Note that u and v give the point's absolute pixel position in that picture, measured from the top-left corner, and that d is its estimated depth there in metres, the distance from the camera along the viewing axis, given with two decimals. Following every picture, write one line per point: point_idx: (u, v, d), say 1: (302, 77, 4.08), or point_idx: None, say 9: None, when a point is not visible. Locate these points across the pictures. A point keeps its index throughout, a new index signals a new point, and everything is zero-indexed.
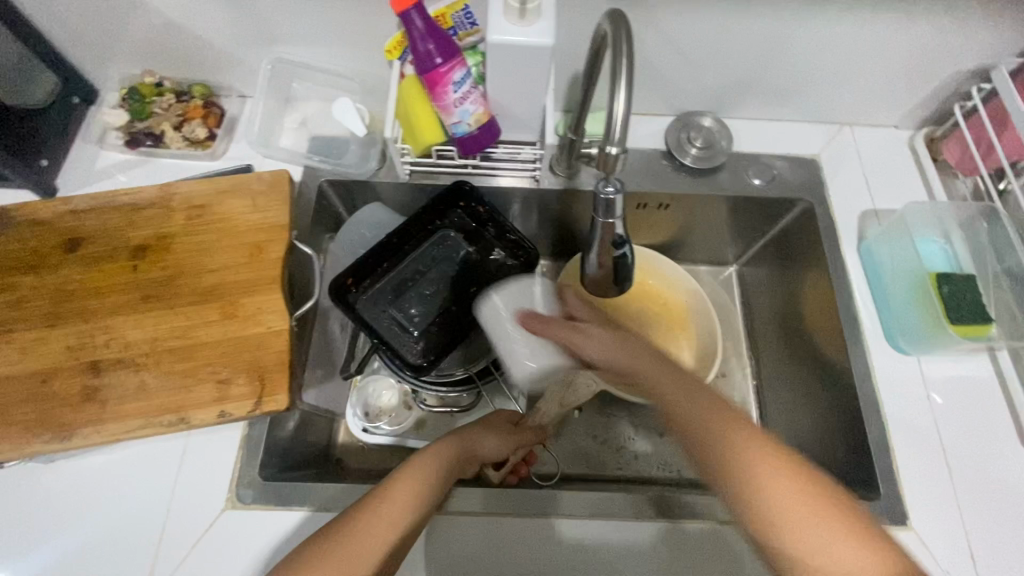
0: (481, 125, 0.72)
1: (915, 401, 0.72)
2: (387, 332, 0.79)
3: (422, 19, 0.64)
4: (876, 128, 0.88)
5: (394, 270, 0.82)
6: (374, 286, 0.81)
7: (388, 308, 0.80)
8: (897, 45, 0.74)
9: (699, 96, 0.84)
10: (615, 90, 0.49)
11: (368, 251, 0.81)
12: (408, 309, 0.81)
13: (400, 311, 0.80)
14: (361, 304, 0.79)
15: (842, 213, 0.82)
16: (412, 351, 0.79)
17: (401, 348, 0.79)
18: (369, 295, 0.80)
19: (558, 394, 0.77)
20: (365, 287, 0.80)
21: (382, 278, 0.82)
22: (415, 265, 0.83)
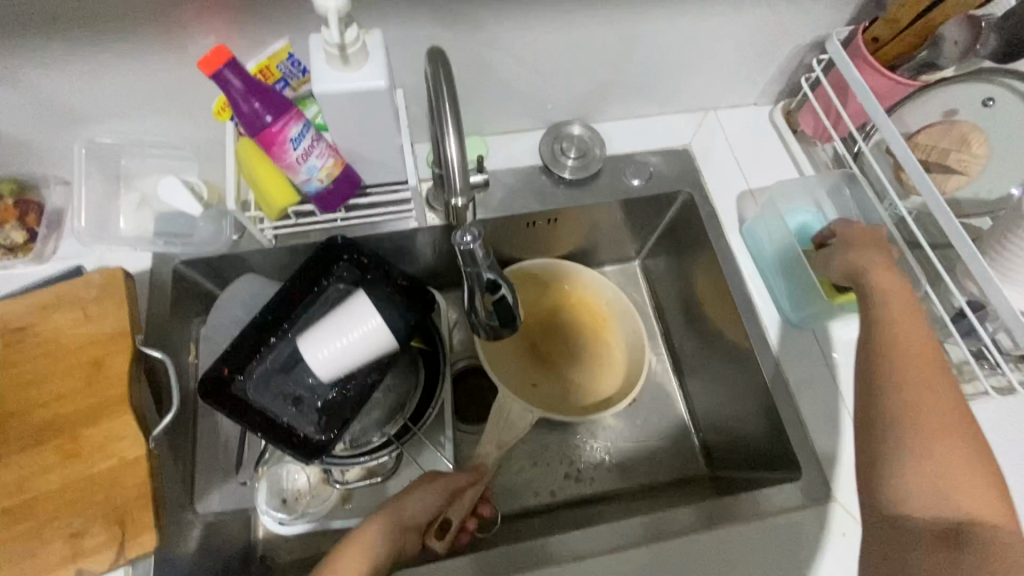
0: (335, 177, 0.67)
1: (818, 371, 0.75)
2: (286, 413, 0.70)
3: (240, 78, 0.58)
4: (738, 108, 0.90)
5: (283, 341, 0.74)
6: (263, 365, 0.72)
7: (280, 387, 0.71)
8: (736, 31, 0.76)
9: (563, 105, 0.83)
10: (446, 138, 0.47)
11: (247, 330, 0.73)
12: (306, 380, 0.72)
13: (297, 386, 0.71)
14: (251, 392, 0.70)
15: (723, 198, 0.84)
16: (319, 427, 0.70)
17: (305, 427, 0.70)
18: (258, 376, 0.71)
19: (495, 434, 0.78)
20: (251, 372, 0.71)
21: (267, 356, 0.73)
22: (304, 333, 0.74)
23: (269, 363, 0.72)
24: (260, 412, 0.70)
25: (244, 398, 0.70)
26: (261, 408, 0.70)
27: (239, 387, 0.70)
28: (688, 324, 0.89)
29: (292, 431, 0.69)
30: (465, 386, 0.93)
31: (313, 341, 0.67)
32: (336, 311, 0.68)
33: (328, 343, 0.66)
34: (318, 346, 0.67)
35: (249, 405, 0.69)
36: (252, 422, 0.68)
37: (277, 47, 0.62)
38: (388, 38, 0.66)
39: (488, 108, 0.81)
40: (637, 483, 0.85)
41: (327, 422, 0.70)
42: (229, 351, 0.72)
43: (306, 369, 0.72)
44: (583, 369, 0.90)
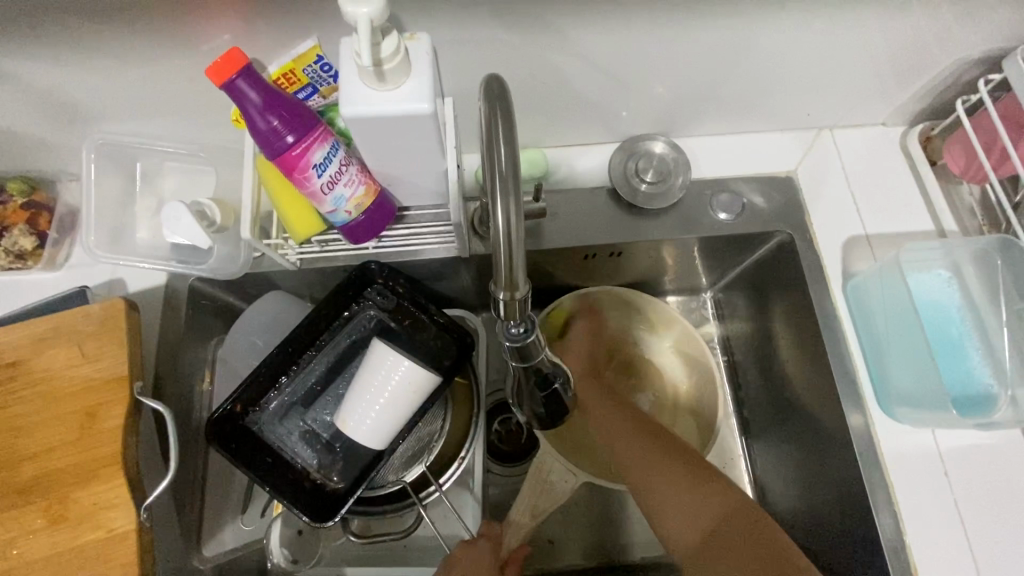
0: (366, 208, 0.57)
1: (933, 480, 0.59)
2: (300, 453, 0.64)
3: (256, 89, 0.47)
4: (862, 128, 0.73)
5: (304, 373, 0.66)
6: (280, 399, 0.65)
7: (299, 425, 0.65)
8: (878, 40, 0.59)
9: (644, 116, 0.68)
10: (496, 179, 0.34)
11: (262, 363, 0.65)
12: (324, 417, 0.65)
13: (315, 422, 0.65)
14: (265, 426, 0.64)
15: (830, 242, 0.68)
16: (335, 472, 0.63)
17: (320, 470, 0.63)
18: (274, 411, 0.65)
19: (530, 499, 0.71)
20: (268, 405, 0.65)
21: (288, 389, 0.66)
22: (328, 365, 0.67)
23: (289, 395, 0.66)
24: (272, 449, 0.63)
25: (257, 436, 0.63)
26: (275, 446, 0.64)
27: (251, 423, 0.64)
28: (762, 386, 0.75)
29: (304, 474, 0.63)
30: (498, 423, 0.82)
31: (350, 415, 0.60)
32: (360, 372, 0.61)
33: (369, 413, 0.59)
34: (360, 418, 0.60)
35: (261, 442, 0.63)
36: (262, 464, 0.62)
37: (305, 47, 0.50)
38: (442, 40, 0.54)
39: (555, 118, 0.68)
40: (679, 553, 0.75)
41: (343, 469, 0.63)
42: (244, 385, 0.64)
43: (326, 405, 0.65)
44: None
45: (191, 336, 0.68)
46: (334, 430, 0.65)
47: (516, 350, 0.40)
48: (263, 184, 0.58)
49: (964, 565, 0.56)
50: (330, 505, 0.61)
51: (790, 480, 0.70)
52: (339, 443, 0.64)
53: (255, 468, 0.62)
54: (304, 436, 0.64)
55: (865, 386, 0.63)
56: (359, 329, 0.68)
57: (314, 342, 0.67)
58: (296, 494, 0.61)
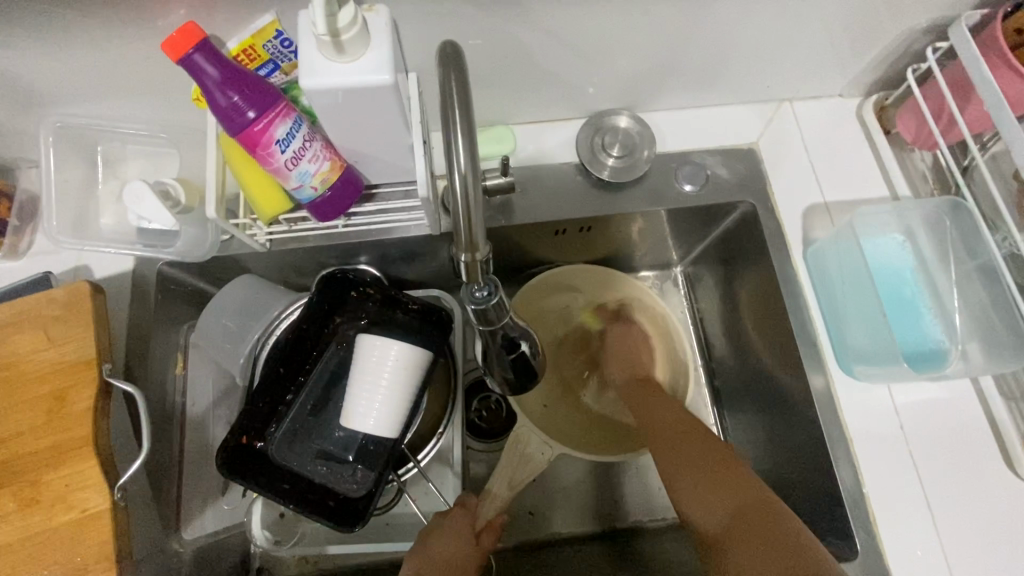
0: (333, 183, 0.57)
1: (890, 435, 0.62)
2: (317, 473, 0.65)
3: (215, 64, 0.47)
4: (820, 99, 0.75)
5: (303, 393, 0.68)
6: (284, 425, 0.67)
7: (308, 445, 0.66)
8: (828, 12, 0.61)
9: (609, 91, 0.69)
10: (450, 141, 0.34)
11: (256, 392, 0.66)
12: (333, 433, 0.67)
13: (325, 441, 0.67)
14: (275, 453, 0.65)
15: (791, 211, 0.70)
16: (355, 482, 0.64)
17: (338, 485, 0.64)
18: (281, 437, 0.66)
19: (508, 470, 0.72)
20: (271, 433, 0.66)
21: (288, 412, 0.67)
22: (323, 383, 0.69)
23: (291, 418, 0.67)
24: (289, 476, 0.64)
25: (274, 464, 0.65)
26: (291, 472, 0.64)
27: (266, 454, 0.65)
28: (729, 354, 0.78)
29: (325, 491, 0.64)
30: (477, 402, 0.83)
31: (353, 410, 0.61)
32: (353, 370, 0.62)
33: (372, 407, 0.60)
34: (363, 414, 0.61)
35: (275, 470, 0.64)
36: (281, 489, 0.63)
37: (263, 22, 0.50)
38: (401, 14, 0.54)
39: (519, 93, 0.68)
40: (660, 518, 0.77)
41: (366, 477, 0.64)
42: (244, 417, 0.65)
43: (332, 423, 0.67)
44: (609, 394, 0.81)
45: (161, 322, 0.67)
46: (350, 443, 0.66)
47: (480, 314, 0.41)
48: (227, 164, 0.58)
49: (918, 513, 0.59)
50: (358, 514, 0.61)
51: (759, 443, 0.73)
52: (350, 454, 0.66)
53: (280, 494, 0.62)
54: (317, 455, 0.66)
55: (827, 349, 0.66)
56: (345, 339, 0.70)
57: (300, 352, 0.69)
58: (323, 509, 0.62)
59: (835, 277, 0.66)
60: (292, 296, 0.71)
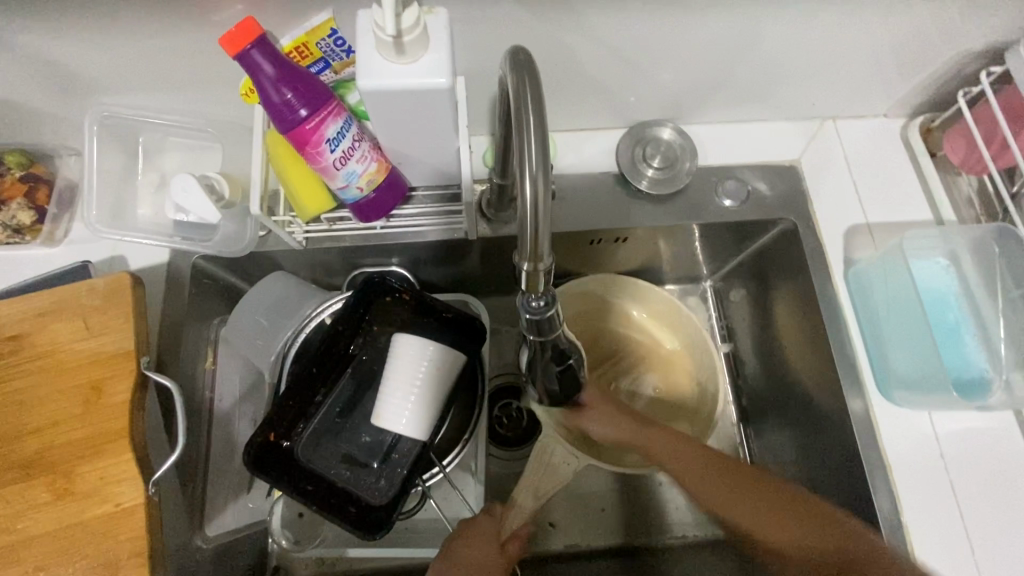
0: (377, 184, 0.57)
1: (930, 463, 0.61)
2: (342, 476, 0.64)
3: (271, 61, 0.46)
4: (863, 119, 0.74)
5: (334, 393, 0.68)
6: (312, 425, 0.66)
7: (335, 448, 0.66)
8: (883, 31, 0.60)
9: (652, 102, 0.69)
10: (523, 149, 0.34)
11: (286, 390, 0.65)
12: (360, 437, 0.66)
13: (352, 445, 0.66)
14: (302, 453, 0.65)
15: (832, 230, 0.69)
16: (380, 488, 0.64)
17: (364, 490, 0.64)
18: (309, 438, 0.66)
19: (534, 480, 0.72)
20: (299, 433, 0.65)
21: (317, 413, 0.67)
22: (354, 386, 0.69)
23: (319, 419, 0.67)
24: (314, 477, 0.64)
25: (299, 464, 0.64)
26: (316, 474, 0.64)
27: (292, 453, 0.64)
28: (760, 372, 0.77)
29: (349, 495, 0.63)
30: (499, 409, 0.82)
31: (386, 409, 0.62)
32: (388, 371, 0.63)
33: (406, 406, 0.62)
34: (396, 414, 0.62)
35: (301, 471, 0.64)
36: (305, 490, 0.62)
37: (319, 20, 0.50)
38: (456, 17, 0.54)
39: (562, 101, 0.68)
40: (680, 535, 0.76)
41: (391, 484, 0.64)
42: (273, 414, 0.64)
43: (359, 427, 0.67)
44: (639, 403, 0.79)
45: (193, 315, 0.67)
46: (376, 449, 0.66)
47: (534, 323, 0.40)
48: (271, 160, 0.57)
49: (958, 546, 0.58)
50: (381, 522, 0.61)
51: (789, 465, 0.72)
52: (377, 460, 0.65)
53: (303, 496, 0.62)
54: (343, 459, 0.65)
55: (865, 371, 0.64)
56: (377, 344, 0.70)
57: (331, 351, 0.68)
58: (347, 515, 0.61)
59: (879, 300, 0.65)
60: (325, 295, 0.71)
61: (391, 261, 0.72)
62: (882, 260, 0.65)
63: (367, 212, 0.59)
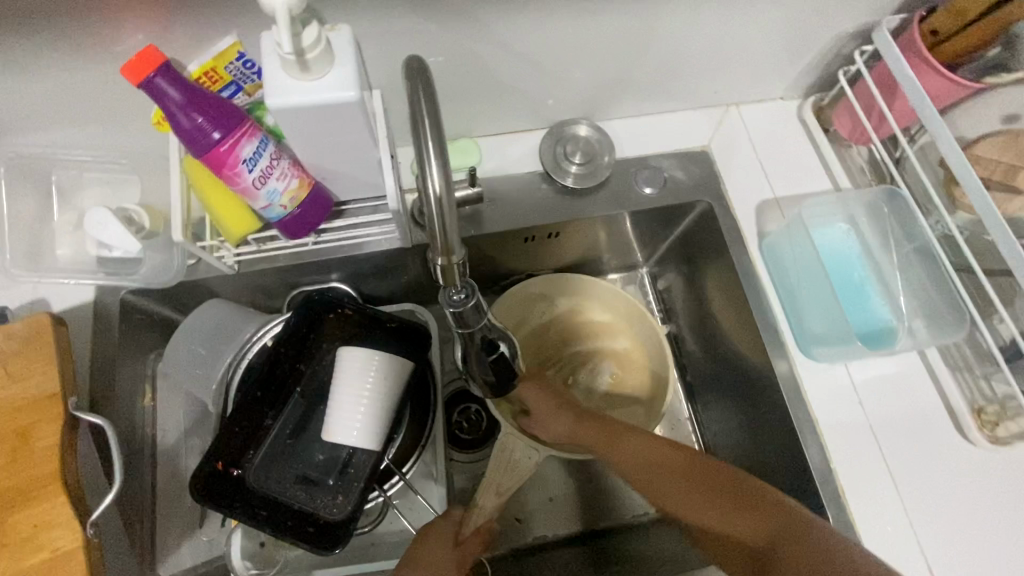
0: (301, 201, 0.57)
1: (851, 412, 0.66)
2: (297, 497, 0.64)
3: (177, 87, 0.47)
4: (763, 103, 0.79)
5: (283, 416, 0.67)
6: (262, 450, 0.66)
7: (288, 470, 0.65)
8: (764, 21, 0.65)
9: (566, 102, 0.72)
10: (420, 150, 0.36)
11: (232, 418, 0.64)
12: (314, 456, 0.66)
13: (306, 465, 0.66)
14: (255, 480, 0.64)
15: (745, 207, 0.74)
16: (337, 504, 0.64)
17: (320, 508, 0.63)
18: (261, 463, 0.65)
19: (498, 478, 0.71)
20: (250, 460, 0.65)
21: (267, 437, 0.66)
22: (304, 406, 0.68)
23: (270, 444, 0.66)
24: (268, 502, 0.63)
25: (252, 491, 0.63)
26: (270, 499, 0.63)
27: (244, 481, 0.64)
28: (698, 347, 0.81)
29: (306, 515, 0.63)
30: (456, 414, 0.84)
31: (336, 423, 0.62)
32: (336, 385, 0.63)
33: (356, 417, 0.62)
34: (347, 427, 0.62)
35: (254, 497, 0.63)
36: (259, 516, 0.62)
37: (226, 44, 0.51)
38: (362, 33, 0.55)
39: (481, 107, 0.70)
40: (642, 511, 0.79)
41: (348, 499, 0.64)
42: (219, 443, 0.64)
43: (311, 446, 0.66)
44: (598, 388, 0.82)
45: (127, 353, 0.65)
46: (330, 467, 0.65)
47: (457, 315, 0.42)
48: (191, 186, 0.57)
49: (883, 484, 0.63)
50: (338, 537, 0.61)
51: (732, 431, 0.76)
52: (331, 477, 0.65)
53: (258, 521, 0.61)
54: (297, 480, 0.65)
55: (788, 333, 0.69)
56: (324, 362, 0.70)
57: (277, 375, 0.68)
58: (304, 535, 0.61)
59: (791, 266, 0.70)
60: (265, 318, 0.70)
61: (330, 276, 0.72)
62: (791, 229, 0.70)
63: (295, 230, 0.60)
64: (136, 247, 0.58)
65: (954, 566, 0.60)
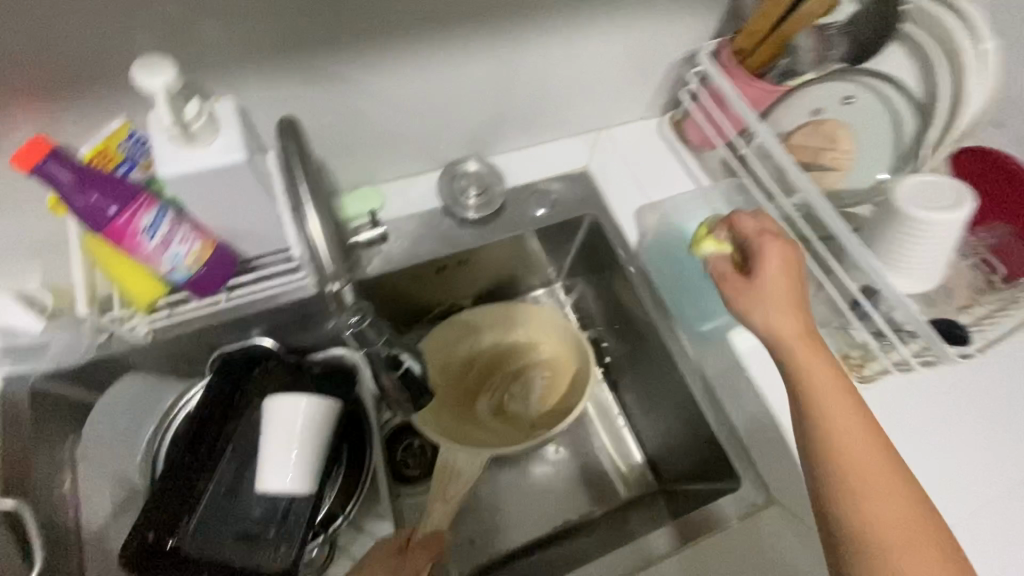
0: (206, 261, 0.60)
1: (739, 374, 0.75)
2: (238, 556, 0.63)
3: (68, 170, 0.51)
4: (629, 124, 0.90)
5: (215, 477, 0.67)
6: (196, 516, 0.65)
7: (226, 529, 0.65)
8: (607, 56, 0.76)
9: (454, 144, 0.80)
10: None
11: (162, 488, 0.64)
12: (251, 511, 0.65)
13: (243, 521, 0.65)
14: (191, 549, 0.63)
15: (626, 215, 0.84)
16: (279, 555, 0.63)
17: (264, 561, 0.63)
18: (195, 529, 0.64)
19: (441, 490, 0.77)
20: (184, 528, 0.64)
21: (199, 502, 0.65)
22: (235, 462, 0.68)
23: (203, 508, 0.65)
24: (208, 567, 0.62)
25: (190, 558, 0.62)
26: (209, 562, 0.63)
27: (179, 551, 0.62)
28: (615, 346, 0.89)
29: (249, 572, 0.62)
30: (401, 450, 0.86)
31: (269, 470, 0.64)
32: (266, 433, 0.65)
33: (289, 460, 0.64)
34: (281, 472, 0.64)
35: (192, 564, 0.62)
36: None
37: (114, 127, 0.56)
38: (248, 103, 0.61)
39: (375, 157, 0.77)
40: (589, 509, 0.85)
41: (289, 548, 0.63)
42: (150, 515, 0.63)
43: (247, 502, 0.66)
44: (533, 398, 0.88)
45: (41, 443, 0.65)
46: (270, 518, 0.65)
47: None
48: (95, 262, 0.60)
49: (780, 435, 0.70)
50: None
51: (653, 414, 0.84)
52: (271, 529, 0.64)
53: None
54: (237, 538, 0.64)
55: (676, 318, 0.79)
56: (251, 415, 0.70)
57: (205, 436, 0.68)
58: None
59: (671, 260, 0.80)
60: (187, 385, 0.71)
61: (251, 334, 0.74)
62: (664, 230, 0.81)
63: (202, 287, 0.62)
64: (41, 326, 0.62)
65: None
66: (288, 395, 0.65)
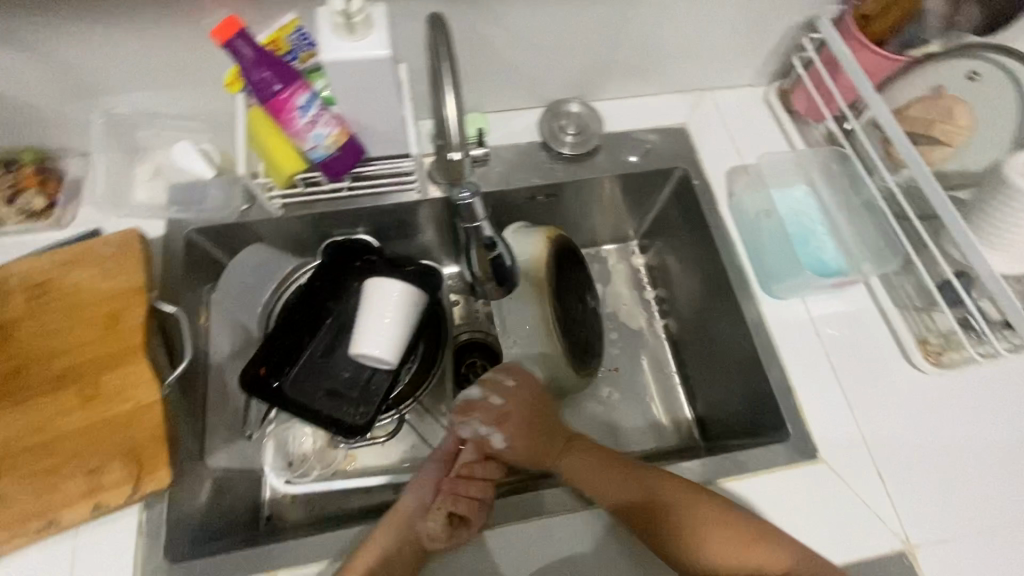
0: (340, 145, 0.69)
1: (806, 337, 0.75)
2: (324, 405, 0.75)
3: (250, 48, 0.62)
4: (733, 89, 0.92)
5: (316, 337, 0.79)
6: (299, 365, 0.77)
7: (321, 382, 0.76)
8: (723, 10, 0.78)
9: (561, 82, 0.86)
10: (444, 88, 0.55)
11: (277, 337, 0.77)
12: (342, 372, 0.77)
13: (333, 380, 0.76)
14: (290, 390, 0.75)
15: (717, 172, 0.86)
16: (359, 411, 0.74)
17: (347, 413, 0.74)
18: (296, 375, 0.76)
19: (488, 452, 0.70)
20: (286, 373, 0.76)
21: (302, 355, 0.77)
22: (334, 328, 0.80)
23: (304, 360, 0.77)
24: (303, 407, 0.74)
25: (288, 397, 0.74)
26: (303, 402, 0.75)
27: (282, 389, 0.75)
28: (683, 301, 0.91)
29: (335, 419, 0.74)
30: None
31: (365, 337, 0.73)
32: (366, 304, 0.74)
33: (382, 333, 0.73)
34: (373, 342, 0.72)
35: (290, 400, 0.74)
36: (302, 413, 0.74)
37: (288, 21, 0.67)
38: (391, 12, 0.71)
39: (488, 85, 0.84)
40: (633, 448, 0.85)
41: (368, 410, 0.74)
42: (264, 354, 0.75)
43: (339, 364, 0.77)
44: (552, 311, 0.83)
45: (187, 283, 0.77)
46: (354, 383, 0.76)
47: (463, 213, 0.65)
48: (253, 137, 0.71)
49: (836, 401, 0.71)
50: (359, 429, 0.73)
51: (709, 370, 0.86)
52: (356, 389, 0.76)
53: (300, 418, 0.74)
54: (329, 393, 0.75)
55: (752, 274, 0.79)
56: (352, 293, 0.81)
57: (314, 300, 0.80)
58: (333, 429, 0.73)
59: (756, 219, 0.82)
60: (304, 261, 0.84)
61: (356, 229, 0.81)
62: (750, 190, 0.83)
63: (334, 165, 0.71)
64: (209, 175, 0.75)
65: (908, 472, 0.67)
66: (387, 281, 0.74)
